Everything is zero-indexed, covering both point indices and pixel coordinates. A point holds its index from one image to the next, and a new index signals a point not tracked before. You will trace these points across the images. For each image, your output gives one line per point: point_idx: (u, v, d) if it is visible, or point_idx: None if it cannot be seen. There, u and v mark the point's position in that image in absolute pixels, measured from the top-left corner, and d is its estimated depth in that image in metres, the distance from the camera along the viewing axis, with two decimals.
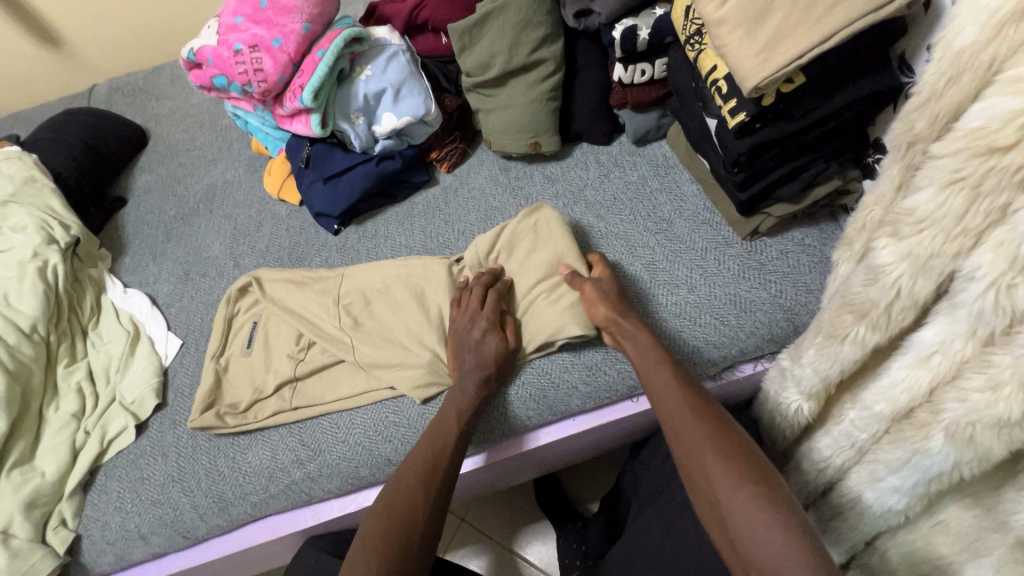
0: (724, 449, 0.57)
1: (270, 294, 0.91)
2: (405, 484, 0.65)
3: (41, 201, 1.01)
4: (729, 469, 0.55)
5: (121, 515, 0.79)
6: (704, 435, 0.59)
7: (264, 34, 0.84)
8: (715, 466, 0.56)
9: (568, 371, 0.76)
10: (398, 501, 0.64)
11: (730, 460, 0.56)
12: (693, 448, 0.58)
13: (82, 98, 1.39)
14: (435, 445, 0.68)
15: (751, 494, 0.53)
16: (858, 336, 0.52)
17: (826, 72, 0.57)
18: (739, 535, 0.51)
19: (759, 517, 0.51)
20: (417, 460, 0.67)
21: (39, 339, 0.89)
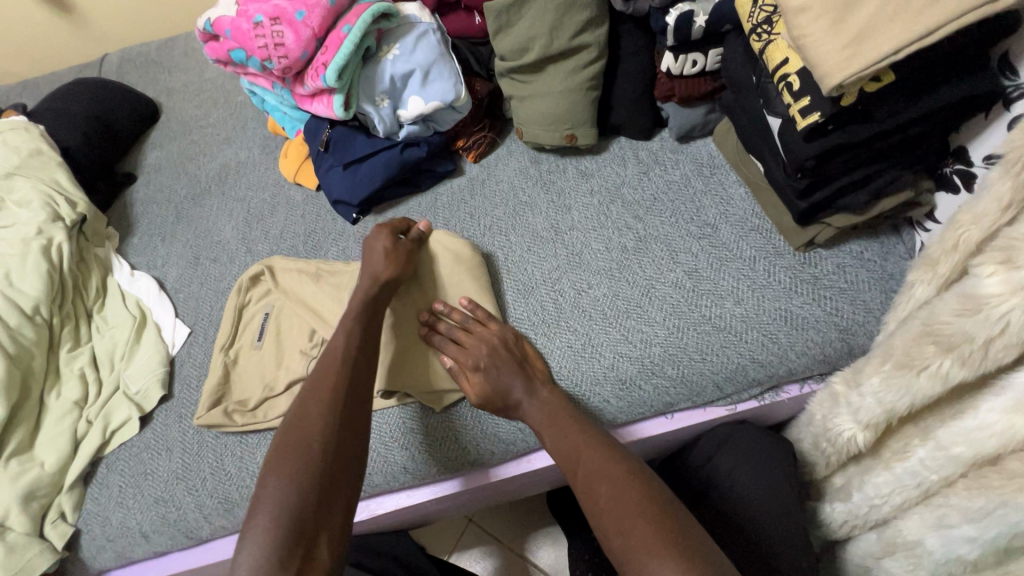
0: (626, 497, 0.53)
1: (282, 284, 0.86)
2: (308, 398, 0.60)
3: (47, 175, 0.97)
4: (630, 521, 0.51)
5: (122, 512, 0.76)
6: (604, 487, 0.55)
7: (287, 6, 0.78)
8: (618, 523, 0.52)
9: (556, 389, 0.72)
10: (297, 416, 0.59)
11: (627, 509, 0.52)
12: (593, 506, 0.55)
13: (92, 67, 1.33)
14: (335, 349, 0.64)
15: (647, 540, 0.49)
16: (940, 370, 0.47)
17: (917, 71, 0.51)
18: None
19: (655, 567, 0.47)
20: (324, 365, 0.63)
21: (41, 321, 0.85)
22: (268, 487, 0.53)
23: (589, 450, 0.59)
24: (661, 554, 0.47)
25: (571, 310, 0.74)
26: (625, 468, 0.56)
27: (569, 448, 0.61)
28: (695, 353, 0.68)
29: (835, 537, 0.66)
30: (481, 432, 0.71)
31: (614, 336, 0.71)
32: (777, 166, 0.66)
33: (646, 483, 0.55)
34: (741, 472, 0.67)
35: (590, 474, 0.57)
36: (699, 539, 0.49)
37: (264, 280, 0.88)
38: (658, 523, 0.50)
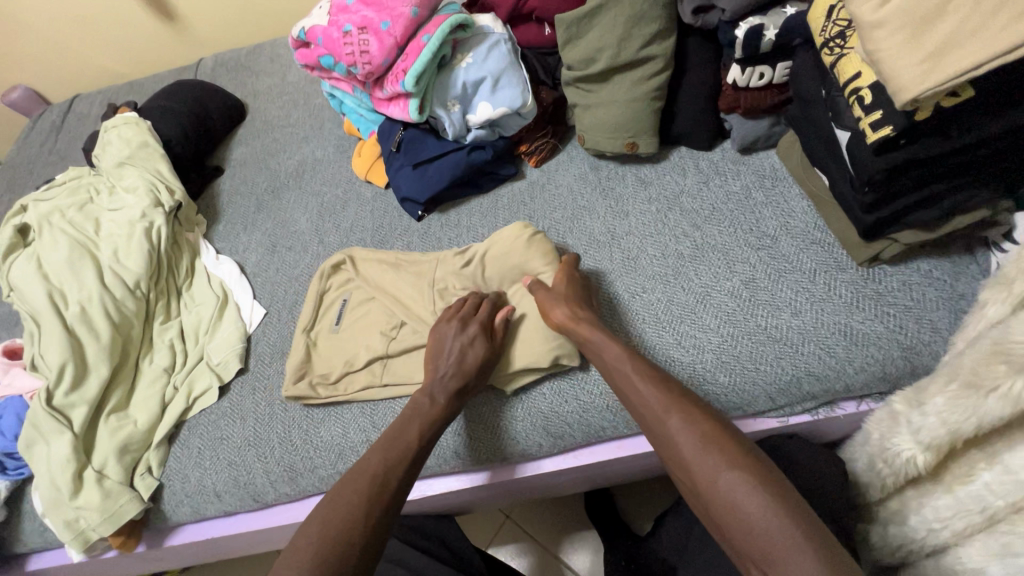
0: (715, 445, 0.54)
1: (364, 274, 0.92)
2: (347, 497, 0.62)
3: (151, 165, 1.08)
4: (721, 469, 0.52)
5: (200, 471, 0.83)
6: (692, 434, 0.56)
7: (373, 17, 0.84)
8: (709, 467, 0.53)
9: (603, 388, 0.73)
10: (355, 476, 0.64)
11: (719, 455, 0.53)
12: (678, 449, 0.56)
13: (190, 70, 1.47)
14: (383, 461, 0.66)
15: (741, 483, 0.51)
16: (1011, 391, 0.47)
17: (1000, 87, 0.50)
18: (736, 531, 0.50)
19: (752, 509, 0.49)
20: (365, 475, 0.64)
21: (140, 295, 0.95)
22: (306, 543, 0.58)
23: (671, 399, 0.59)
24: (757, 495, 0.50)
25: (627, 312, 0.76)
26: (705, 416, 0.57)
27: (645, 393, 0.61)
28: (749, 362, 0.69)
29: (886, 563, 0.63)
30: (531, 425, 0.74)
31: (667, 340, 0.72)
32: (844, 180, 0.66)
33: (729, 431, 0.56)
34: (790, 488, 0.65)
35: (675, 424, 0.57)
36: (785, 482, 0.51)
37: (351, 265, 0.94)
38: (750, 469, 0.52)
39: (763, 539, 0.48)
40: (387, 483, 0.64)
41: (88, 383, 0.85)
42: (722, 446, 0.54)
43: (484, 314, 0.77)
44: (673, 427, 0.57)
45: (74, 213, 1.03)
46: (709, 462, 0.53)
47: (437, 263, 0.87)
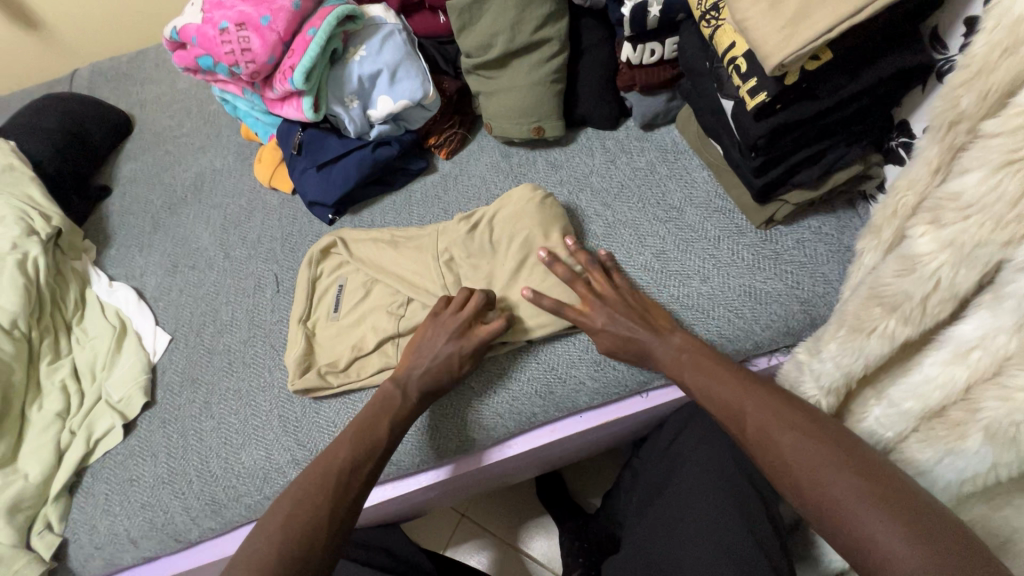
0: (815, 445, 0.50)
1: (356, 254, 0.85)
2: (307, 492, 0.59)
3: (20, 190, 0.96)
4: (830, 476, 0.47)
5: (109, 519, 0.76)
6: (789, 437, 0.51)
7: (252, 12, 0.79)
8: (807, 468, 0.49)
9: (534, 377, 0.72)
10: (315, 473, 0.61)
11: (823, 459, 0.49)
12: (776, 453, 0.52)
13: (63, 83, 1.33)
14: (349, 459, 0.62)
15: (847, 489, 0.46)
16: (888, 330, 0.50)
17: (853, 49, 0.54)
18: (842, 542, 0.45)
19: (866, 516, 0.44)
20: (328, 470, 0.61)
21: (19, 335, 0.85)
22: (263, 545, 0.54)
23: (758, 400, 0.56)
24: (873, 504, 0.44)
25: None
26: (810, 423, 0.52)
27: (731, 394, 0.58)
28: None
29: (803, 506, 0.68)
30: (461, 420, 0.72)
31: None
32: (734, 147, 0.69)
33: (834, 432, 0.51)
34: (710, 446, 0.71)
35: (762, 423, 0.54)
36: (922, 500, 0.44)
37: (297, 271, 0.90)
38: (859, 471, 0.47)
39: (879, 553, 0.43)
40: (349, 484, 0.61)
41: None
42: (827, 450, 0.49)
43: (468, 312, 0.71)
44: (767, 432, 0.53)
45: None
46: (814, 472, 0.48)
47: (439, 233, 0.82)
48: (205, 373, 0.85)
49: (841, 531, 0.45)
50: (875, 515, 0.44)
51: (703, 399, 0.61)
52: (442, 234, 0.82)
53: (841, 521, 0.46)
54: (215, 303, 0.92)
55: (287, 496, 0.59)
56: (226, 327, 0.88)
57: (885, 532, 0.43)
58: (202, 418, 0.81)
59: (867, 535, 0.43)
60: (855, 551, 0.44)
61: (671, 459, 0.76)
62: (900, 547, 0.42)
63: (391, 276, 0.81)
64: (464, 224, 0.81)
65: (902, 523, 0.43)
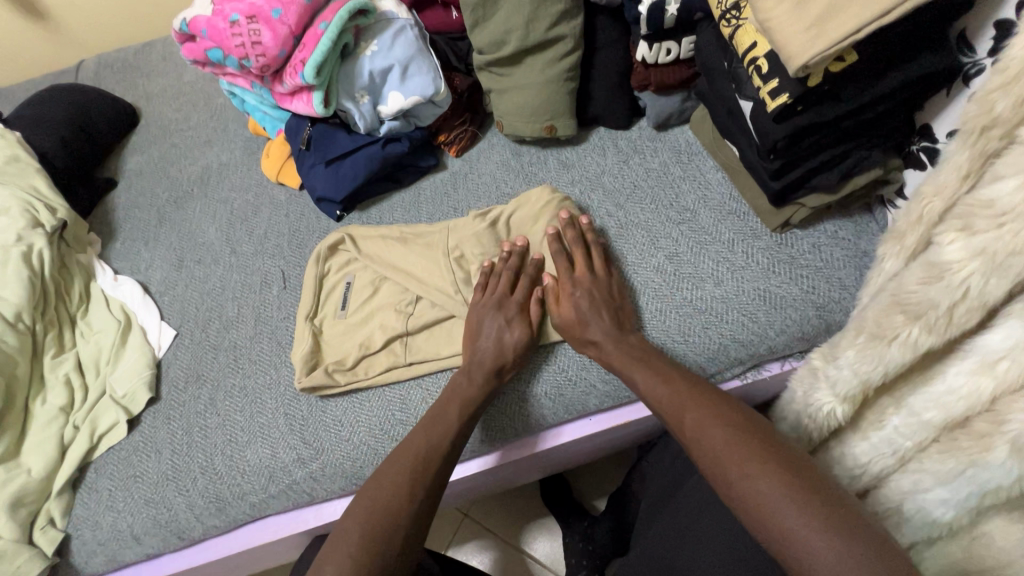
0: (744, 442, 0.51)
1: (365, 251, 0.84)
2: (391, 479, 0.60)
3: (26, 182, 0.96)
4: (762, 471, 0.48)
5: (113, 515, 0.75)
6: (720, 433, 0.53)
7: (263, 4, 0.78)
8: (742, 463, 0.50)
9: (566, 369, 0.72)
10: (394, 460, 0.62)
11: (749, 454, 0.50)
12: (713, 451, 0.52)
13: (69, 74, 1.32)
14: (432, 442, 0.63)
15: (768, 482, 0.48)
16: (910, 338, 0.49)
17: (878, 52, 0.53)
18: (762, 534, 0.47)
19: (782, 508, 0.46)
20: (407, 455, 0.62)
21: (24, 328, 0.84)
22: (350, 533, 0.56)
23: (695, 401, 0.57)
24: (789, 497, 0.46)
25: None
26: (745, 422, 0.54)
27: (671, 398, 0.59)
28: (678, 335, 0.70)
29: None
30: None
31: None
32: (751, 150, 0.68)
33: (764, 430, 0.53)
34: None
35: (701, 423, 0.55)
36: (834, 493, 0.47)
37: (304, 268, 0.89)
38: (784, 466, 0.49)
39: (795, 543, 0.44)
40: (430, 462, 0.62)
41: None
42: (759, 446, 0.51)
43: (518, 293, 0.74)
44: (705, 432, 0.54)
45: None
46: (745, 467, 0.49)
47: (449, 232, 0.81)
48: (210, 369, 0.84)
49: (766, 521, 0.46)
50: (796, 507, 0.45)
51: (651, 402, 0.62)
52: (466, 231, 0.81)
53: (767, 509, 0.47)
54: (221, 298, 0.91)
55: (371, 485, 0.60)
56: (232, 323, 0.87)
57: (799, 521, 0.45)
58: (207, 415, 0.80)
59: (783, 528, 0.45)
60: (776, 542, 0.46)
61: (682, 464, 0.75)
62: (815, 539, 0.44)
63: (400, 275, 0.80)
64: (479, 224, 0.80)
65: (812, 515, 0.45)
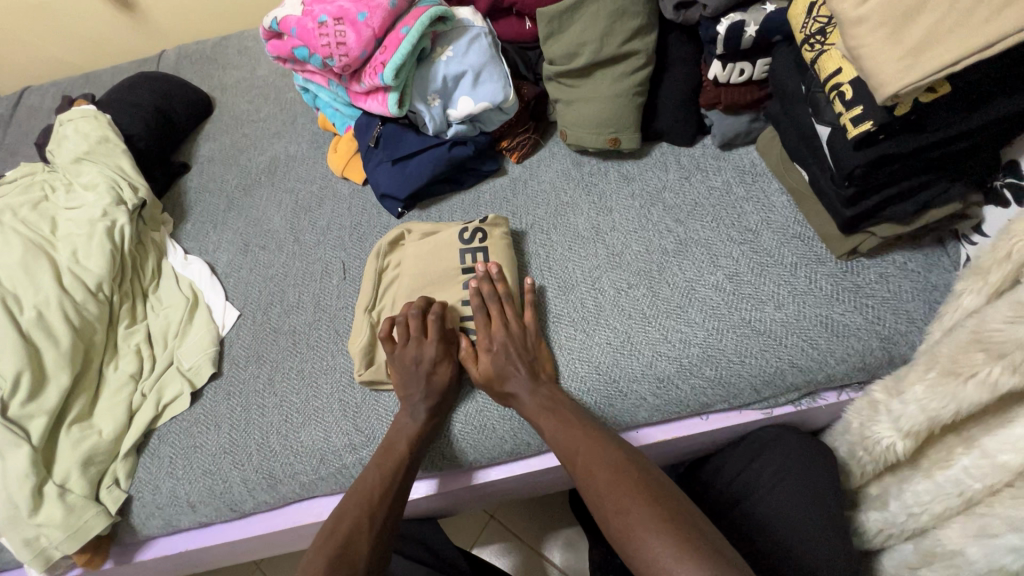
0: (628, 484, 0.59)
1: (421, 246, 0.84)
2: (352, 510, 0.65)
3: (112, 161, 1.02)
4: (655, 536, 0.53)
5: (172, 481, 0.79)
6: (602, 475, 0.61)
7: (350, 8, 0.82)
8: (641, 530, 0.54)
9: (487, 408, 0.75)
10: (357, 491, 0.67)
11: (638, 505, 0.56)
12: (619, 521, 0.57)
13: (151, 62, 1.40)
14: (383, 474, 0.67)
15: (644, 520, 0.55)
16: (989, 378, 0.48)
17: (971, 86, 0.53)
18: (642, 568, 0.53)
19: (654, 541, 0.53)
20: (364, 492, 0.66)
21: (103, 297, 0.90)
22: (309, 561, 0.60)
23: (603, 463, 0.62)
24: (679, 552, 0.51)
25: (611, 309, 0.76)
26: (639, 482, 0.59)
27: (582, 466, 0.63)
28: (734, 355, 0.69)
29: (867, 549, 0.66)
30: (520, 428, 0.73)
31: (653, 336, 0.72)
32: (824, 175, 0.68)
33: (658, 488, 0.58)
34: (793, 479, 0.67)
35: (607, 490, 0.59)
36: (724, 549, 0.52)
37: (364, 260, 0.93)
38: (678, 527, 0.53)
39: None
40: (383, 497, 0.66)
41: (47, 393, 0.80)
42: (657, 509, 0.55)
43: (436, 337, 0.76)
44: (611, 495, 0.59)
45: (26, 212, 0.96)
46: (644, 533, 0.54)
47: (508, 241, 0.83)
48: (270, 351, 0.88)
49: None
50: (681, 555, 0.51)
51: (566, 466, 0.65)
52: (446, 251, 0.82)
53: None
54: (283, 284, 0.95)
55: (333, 517, 0.64)
56: (293, 309, 0.91)
57: None
58: (265, 395, 0.83)
59: None
60: None
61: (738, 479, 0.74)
62: (678, 569, 0.50)
63: (437, 279, 0.82)
64: (465, 242, 0.82)
65: (679, 549, 0.52)
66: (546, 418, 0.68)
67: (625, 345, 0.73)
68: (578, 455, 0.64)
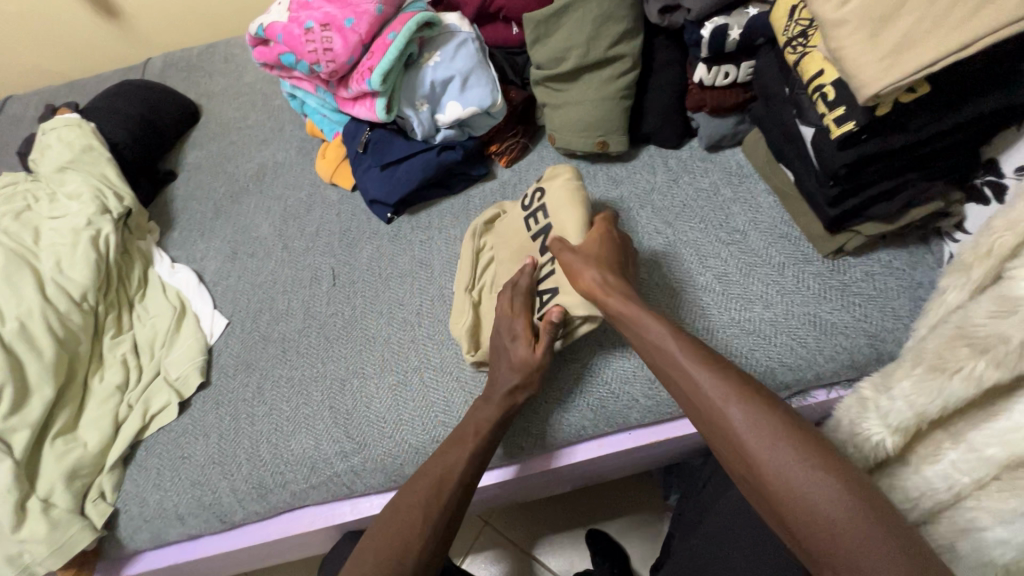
0: (744, 391, 0.52)
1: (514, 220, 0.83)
2: (411, 496, 0.62)
3: (97, 170, 1.01)
4: (787, 450, 0.47)
5: (159, 494, 0.78)
6: (716, 383, 0.53)
7: (337, 14, 0.82)
8: (770, 448, 0.47)
9: (575, 397, 0.73)
10: (424, 476, 0.64)
11: (765, 418, 0.49)
12: (736, 433, 0.50)
13: (136, 71, 1.38)
14: (445, 461, 0.64)
15: (769, 428, 0.48)
16: (974, 373, 0.49)
17: (948, 87, 0.54)
18: (765, 481, 0.47)
19: (793, 462, 0.46)
20: (430, 480, 0.63)
21: (88, 308, 0.88)
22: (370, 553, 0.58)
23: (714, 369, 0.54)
24: (816, 470, 0.45)
25: None
26: (758, 393, 0.51)
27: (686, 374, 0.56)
28: (725, 354, 0.70)
29: None
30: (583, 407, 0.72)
31: None
32: (809, 175, 0.68)
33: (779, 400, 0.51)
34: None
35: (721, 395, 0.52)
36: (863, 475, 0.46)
37: (353, 267, 0.92)
38: (812, 446, 0.47)
39: (792, 491, 0.46)
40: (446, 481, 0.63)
41: (30, 406, 0.78)
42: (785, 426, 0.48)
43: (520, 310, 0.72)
44: (718, 402, 0.52)
45: (8, 222, 0.94)
46: (772, 448, 0.47)
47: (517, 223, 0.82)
48: (259, 359, 0.87)
49: (805, 508, 0.45)
50: (823, 479, 0.45)
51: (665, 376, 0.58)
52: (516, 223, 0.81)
53: (799, 495, 0.45)
54: (272, 291, 0.94)
55: (394, 507, 0.62)
56: (282, 316, 0.90)
57: (832, 502, 0.44)
58: (254, 403, 0.82)
59: (822, 515, 0.44)
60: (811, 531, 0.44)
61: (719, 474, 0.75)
62: (817, 489, 0.44)
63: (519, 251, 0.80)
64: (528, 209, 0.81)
65: (823, 470, 0.45)
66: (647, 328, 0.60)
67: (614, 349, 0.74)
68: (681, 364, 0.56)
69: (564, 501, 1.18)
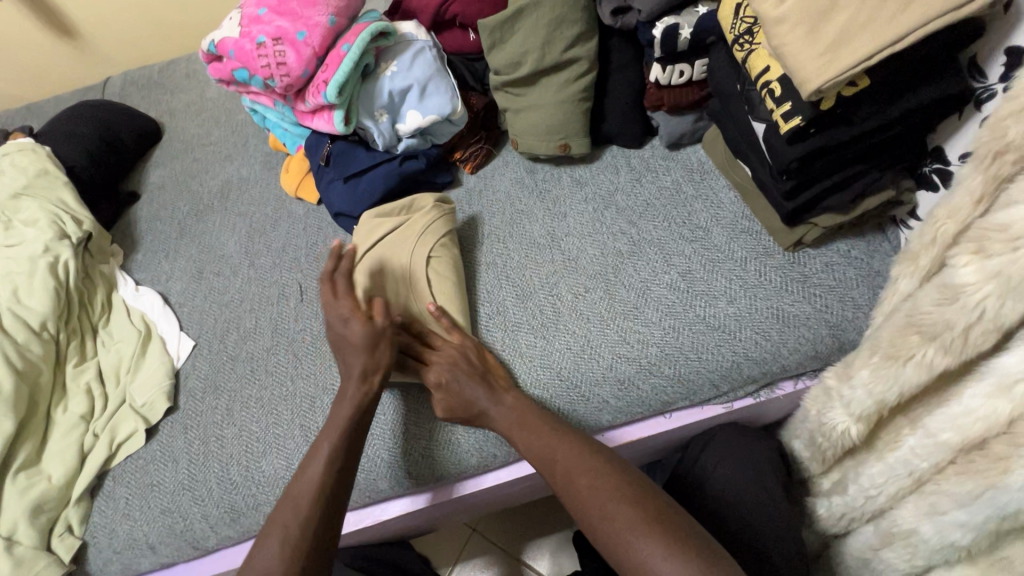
0: (609, 484, 0.59)
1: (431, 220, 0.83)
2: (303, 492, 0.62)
3: (53, 194, 0.98)
4: (647, 539, 0.54)
5: (129, 524, 0.76)
6: (588, 481, 0.60)
7: (288, 27, 0.81)
8: (636, 539, 0.54)
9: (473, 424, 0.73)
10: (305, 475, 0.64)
11: (629, 510, 0.56)
12: (605, 530, 0.57)
13: (96, 91, 1.36)
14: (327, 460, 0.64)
15: (632, 520, 0.56)
16: (925, 359, 0.50)
17: (889, 78, 0.55)
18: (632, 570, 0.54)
19: (636, 538, 0.55)
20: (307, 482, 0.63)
21: (48, 337, 0.86)
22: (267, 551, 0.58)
23: (587, 465, 0.61)
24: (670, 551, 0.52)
25: (569, 314, 0.76)
26: (621, 483, 0.59)
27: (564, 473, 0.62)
28: (691, 352, 0.70)
29: (834, 532, 0.67)
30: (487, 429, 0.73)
31: (612, 338, 0.73)
32: (765, 169, 0.69)
33: (643, 489, 0.58)
34: (727, 463, 0.70)
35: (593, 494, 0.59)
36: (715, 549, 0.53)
37: None
38: (669, 530, 0.54)
39: None
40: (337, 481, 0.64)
41: None
42: (647, 515, 0.56)
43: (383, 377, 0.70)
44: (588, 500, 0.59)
45: None
46: (636, 542, 0.54)
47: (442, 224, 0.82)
48: (228, 380, 0.85)
49: None
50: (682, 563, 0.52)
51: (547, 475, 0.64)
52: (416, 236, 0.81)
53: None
54: (240, 310, 0.92)
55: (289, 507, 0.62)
56: (250, 334, 0.89)
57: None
58: (223, 426, 0.81)
59: None
60: None
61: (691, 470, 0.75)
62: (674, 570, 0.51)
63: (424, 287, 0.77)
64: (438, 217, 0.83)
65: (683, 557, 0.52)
66: (530, 424, 0.66)
67: (582, 349, 0.73)
68: (561, 464, 0.62)
69: (551, 503, 1.18)
